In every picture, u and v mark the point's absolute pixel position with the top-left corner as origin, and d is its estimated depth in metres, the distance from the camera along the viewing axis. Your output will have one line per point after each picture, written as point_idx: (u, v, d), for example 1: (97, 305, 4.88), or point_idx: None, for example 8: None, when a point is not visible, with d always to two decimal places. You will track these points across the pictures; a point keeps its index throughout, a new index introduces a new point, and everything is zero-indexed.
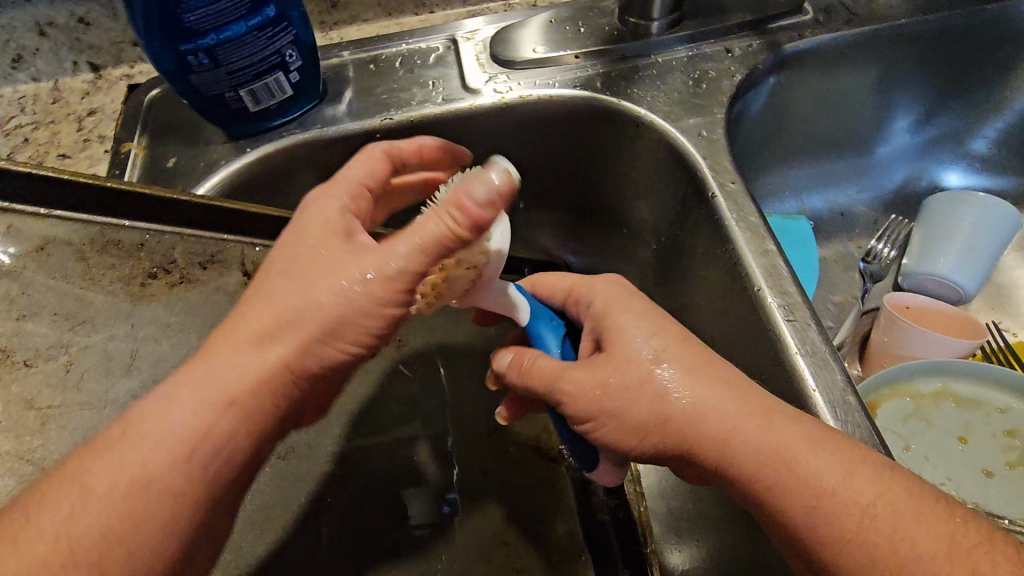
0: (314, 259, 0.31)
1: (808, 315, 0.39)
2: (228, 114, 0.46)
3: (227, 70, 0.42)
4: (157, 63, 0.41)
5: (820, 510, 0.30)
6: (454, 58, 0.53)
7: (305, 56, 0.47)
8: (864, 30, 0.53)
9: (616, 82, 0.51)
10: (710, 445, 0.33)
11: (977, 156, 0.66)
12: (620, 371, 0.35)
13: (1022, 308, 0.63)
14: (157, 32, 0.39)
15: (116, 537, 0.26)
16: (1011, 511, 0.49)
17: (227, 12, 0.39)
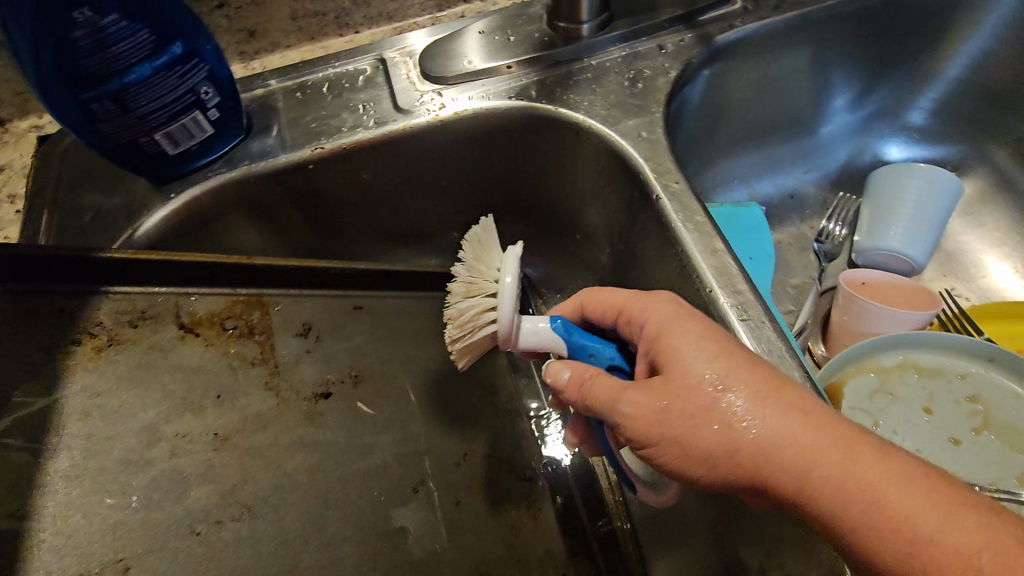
0: None
1: (761, 313, 0.38)
2: (149, 161, 0.43)
3: (137, 115, 0.39)
4: (57, 115, 0.37)
5: (918, 557, 0.28)
6: (384, 79, 0.52)
7: (223, 91, 0.44)
8: (791, 15, 0.53)
9: (551, 89, 0.50)
10: (785, 478, 0.31)
11: (914, 127, 0.66)
12: (682, 398, 0.34)
13: (972, 273, 0.64)
14: (53, 81, 0.36)
15: None
16: (979, 476, 0.50)
17: (127, 53, 0.37)
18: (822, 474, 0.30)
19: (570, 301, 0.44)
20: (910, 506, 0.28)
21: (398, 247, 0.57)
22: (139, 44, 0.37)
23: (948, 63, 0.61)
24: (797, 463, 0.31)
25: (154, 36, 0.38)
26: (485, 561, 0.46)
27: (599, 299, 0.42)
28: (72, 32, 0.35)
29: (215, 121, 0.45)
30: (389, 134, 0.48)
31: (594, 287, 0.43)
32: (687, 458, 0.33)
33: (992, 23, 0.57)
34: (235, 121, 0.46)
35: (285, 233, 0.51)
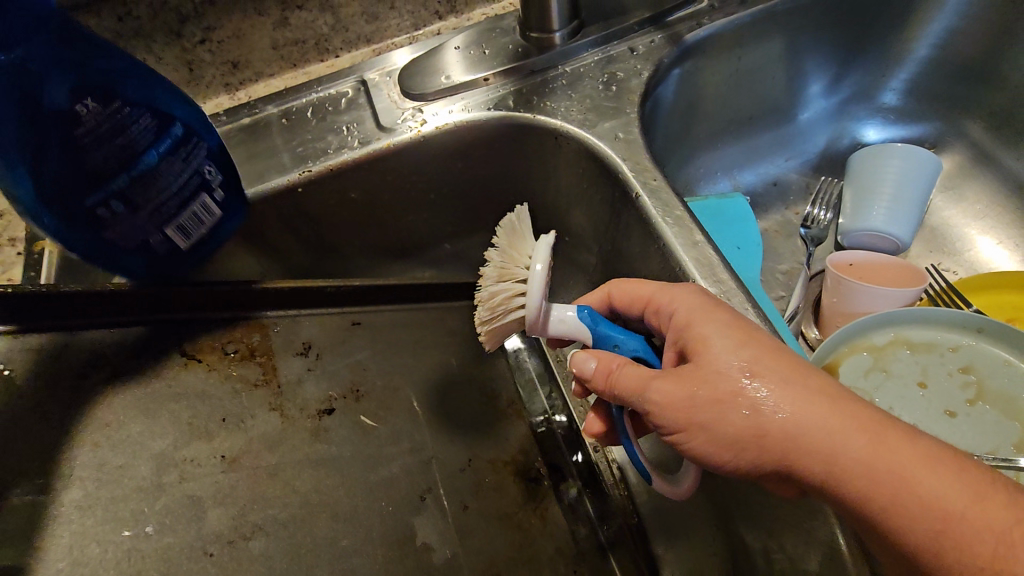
0: None
1: (743, 299, 0.40)
2: (160, 256, 0.41)
3: (146, 210, 0.38)
4: (63, 228, 0.36)
5: (949, 533, 0.30)
6: (365, 100, 0.53)
7: (222, 168, 0.43)
8: (757, 10, 0.54)
9: (528, 98, 0.51)
10: (815, 460, 0.32)
11: (889, 108, 0.67)
12: (711, 385, 0.35)
13: (957, 247, 0.65)
14: (63, 189, 0.34)
15: None
16: (975, 446, 0.51)
17: (133, 144, 0.36)
18: (852, 458, 0.32)
19: (595, 292, 0.45)
20: (939, 486, 0.30)
21: (392, 262, 0.58)
22: (144, 133, 0.36)
23: (917, 44, 0.62)
24: (828, 445, 0.32)
25: (156, 122, 0.37)
26: (496, 564, 0.46)
27: (624, 289, 0.43)
28: (75, 130, 0.34)
29: (222, 202, 0.44)
30: (374, 153, 0.50)
31: (622, 278, 0.44)
32: (717, 441, 0.34)
33: (954, 2, 0.58)
34: (239, 199, 0.46)
35: (281, 256, 0.53)
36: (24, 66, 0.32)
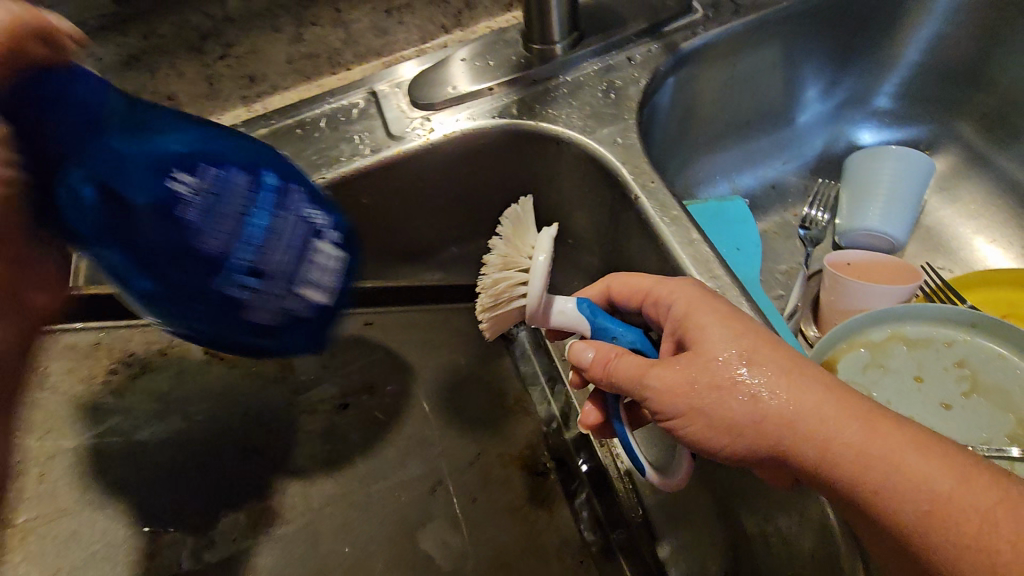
0: None
1: (738, 293, 0.42)
2: (313, 325, 0.37)
3: (278, 277, 0.34)
4: (215, 321, 0.34)
5: (937, 514, 0.31)
6: (376, 110, 0.55)
7: (329, 208, 0.37)
8: (749, 19, 0.56)
9: (531, 107, 0.54)
10: (809, 445, 0.34)
11: (884, 111, 0.69)
12: (707, 373, 0.36)
13: (953, 246, 0.67)
14: (189, 283, 0.33)
15: None
16: (968, 437, 0.52)
17: (234, 213, 0.32)
18: (843, 442, 0.33)
19: (594, 286, 0.47)
20: (926, 469, 0.32)
21: (401, 266, 0.61)
22: (241, 196, 0.32)
23: (908, 49, 0.64)
24: (821, 431, 0.34)
25: (249, 179, 0.33)
26: (502, 555, 0.49)
27: (623, 281, 0.45)
28: (178, 213, 0.31)
29: (342, 243, 0.37)
30: (385, 160, 0.52)
31: (621, 272, 0.46)
32: (713, 428, 0.36)
33: (942, 9, 0.60)
34: (353, 240, 0.39)
35: None
36: (103, 157, 0.31)
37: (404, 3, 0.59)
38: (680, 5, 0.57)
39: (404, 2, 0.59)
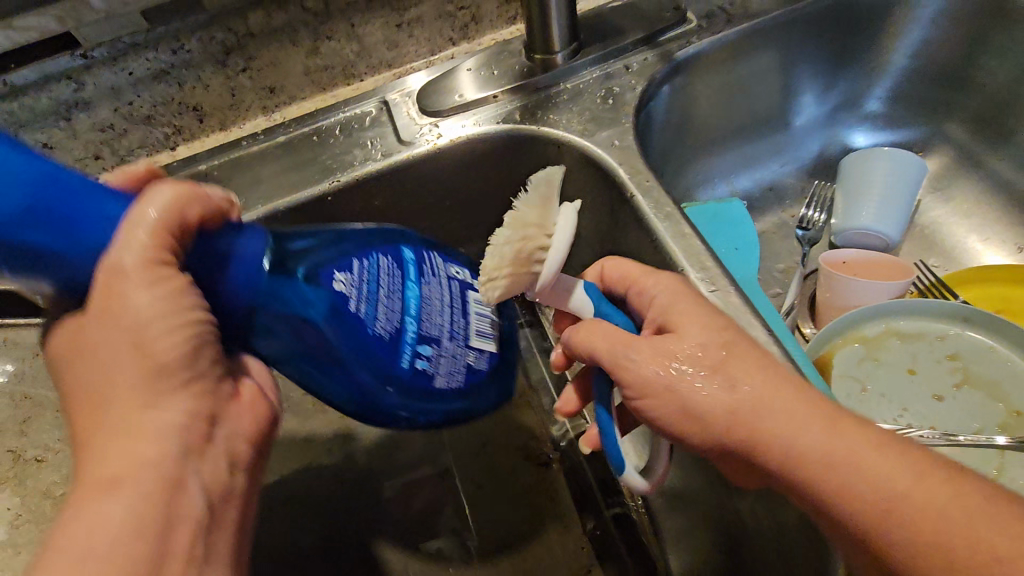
0: (96, 352, 0.33)
1: (727, 283, 0.44)
2: (482, 378, 0.44)
3: (446, 337, 0.41)
4: (406, 394, 0.40)
5: (891, 516, 0.32)
6: (387, 117, 0.58)
7: (465, 266, 0.47)
8: (740, 29, 0.59)
9: (533, 113, 0.57)
10: (777, 441, 0.35)
11: (876, 115, 0.71)
12: (684, 358, 0.38)
13: (945, 245, 0.69)
14: (377, 377, 0.39)
15: (145, 504, 0.31)
16: (959, 428, 0.54)
17: (393, 291, 0.40)
18: (811, 441, 0.34)
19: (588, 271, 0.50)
20: (887, 474, 0.33)
21: None
22: (392, 279, 0.40)
23: (896, 54, 0.66)
24: (790, 429, 0.35)
25: (389, 258, 0.41)
26: (505, 538, 0.54)
27: (618, 265, 0.47)
28: (345, 306, 0.37)
29: (485, 292, 0.46)
30: (396, 164, 0.55)
31: (616, 256, 0.48)
32: (686, 409, 0.37)
33: (926, 15, 0.62)
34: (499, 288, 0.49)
35: None
36: (274, 291, 0.35)
37: (414, 18, 0.63)
38: (674, 16, 0.60)
39: (415, 17, 0.63)
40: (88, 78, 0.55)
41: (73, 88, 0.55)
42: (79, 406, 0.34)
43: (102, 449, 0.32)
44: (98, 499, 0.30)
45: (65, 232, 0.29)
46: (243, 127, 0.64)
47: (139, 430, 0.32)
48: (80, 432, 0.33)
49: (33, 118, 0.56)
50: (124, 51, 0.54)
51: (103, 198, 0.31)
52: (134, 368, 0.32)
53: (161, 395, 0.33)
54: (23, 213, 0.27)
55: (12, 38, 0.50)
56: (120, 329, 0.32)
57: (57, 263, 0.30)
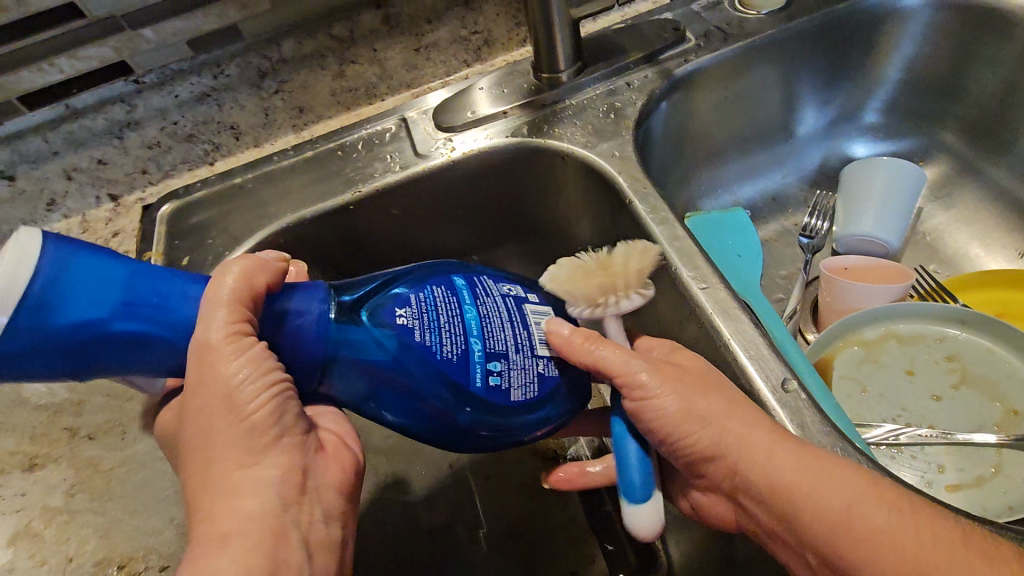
0: (201, 425, 0.34)
1: (716, 279, 0.47)
2: (555, 382, 0.44)
3: (512, 349, 0.41)
4: (490, 408, 0.40)
5: (850, 523, 0.34)
6: (406, 133, 0.63)
7: (516, 281, 0.46)
8: (736, 47, 0.63)
9: (540, 127, 0.61)
10: (752, 453, 0.38)
11: (873, 126, 0.74)
12: (684, 382, 0.42)
13: (946, 251, 0.70)
14: (452, 399, 0.39)
15: (257, 556, 0.31)
16: (956, 427, 0.55)
17: (452, 315, 0.40)
18: (783, 453, 0.37)
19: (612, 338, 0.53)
20: (849, 489, 0.35)
21: None
22: (449, 306, 0.40)
23: (888, 68, 0.69)
24: (766, 442, 0.38)
25: (443, 288, 0.41)
26: (514, 526, 0.57)
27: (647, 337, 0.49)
28: (410, 338, 0.38)
29: (543, 301, 0.46)
30: (413, 175, 0.60)
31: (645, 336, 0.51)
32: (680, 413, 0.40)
33: (914, 31, 0.65)
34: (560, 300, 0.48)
35: (333, 265, 0.62)
36: (343, 337, 0.37)
37: (431, 43, 0.68)
38: (673, 36, 0.64)
39: (430, 42, 0.68)
40: (139, 100, 0.63)
41: (124, 110, 0.63)
42: (188, 483, 0.35)
43: (208, 510, 0.33)
44: (213, 556, 0.31)
45: (158, 319, 0.33)
46: (275, 143, 0.65)
47: (248, 488, 0.33)
48: (191, 500, 0.34)
49: (91, 138, 0.63)
50: (172, 76, 0.64)
51: (181, 283, 0.34)
52: (229, 431, 0.34)
53: (256, 451, 0.34)
54: (122, 308, 0.31)
55: (75, 67, 0.58)
56: (214, 398, 0.34)
57: (160, 348, 0.33)
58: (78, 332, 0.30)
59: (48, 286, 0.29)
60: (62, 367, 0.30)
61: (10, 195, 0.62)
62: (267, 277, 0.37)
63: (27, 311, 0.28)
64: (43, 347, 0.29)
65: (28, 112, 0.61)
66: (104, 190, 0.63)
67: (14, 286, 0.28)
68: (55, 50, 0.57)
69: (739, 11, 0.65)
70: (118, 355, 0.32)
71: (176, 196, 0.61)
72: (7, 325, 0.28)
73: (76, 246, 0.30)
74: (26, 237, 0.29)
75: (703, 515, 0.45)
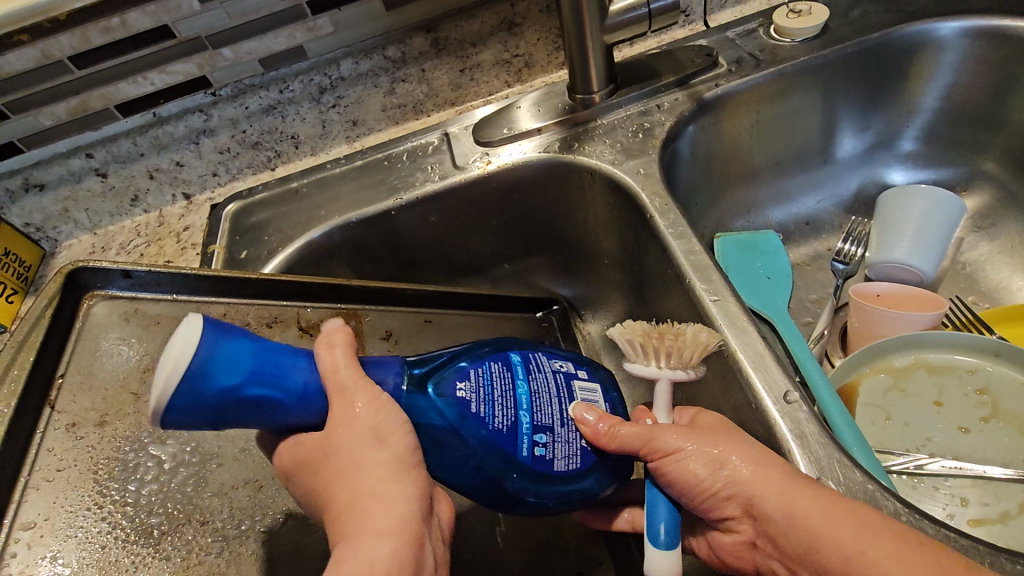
0: (343, 446, 0.36)
1: (726, 288, 0.50)
2: (596, 458, 0.43)
3: (559, 424, 0.41)
4: (538, 478, 0.40)
5: (855, 562, 0.35)
6: (447, 146, 0.68)
7: (568, 356, 0.46)
8: (766, 74, 0.65)
9: (571, 144, 0.64)
10: (767, 496, 0.39)
11: (911, 154, 0.73)
12: (703, 440, 0.41)
13: (985, 283, 0.69)
14: (502, 470, 0.39)
15: (407, 555, 0.33)
16: (988, 462, 0.53)
17: (505, 388, 0.41)
18: (793, 497, 0.38)
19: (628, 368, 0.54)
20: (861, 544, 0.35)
21: (458, 277, 0.71)
22: (504, 380, 0.41)
23: (926, 96, 0.69)
24: (780, 487, 0.38)
25: (500, 363, 0.42)
26: (524, 520, 0.55)
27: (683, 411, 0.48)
28: (468, 408, 0.39)
29: (590, 375, 0.46)
30: (451, 186, 0.64)
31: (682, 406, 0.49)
32: (704, 459, 0.40)
33: (950, 60, 0.66)
34: (597, 367, 0.48)
35: (374, 266, 0.67)
36: (412, 405, 0.39)
37: (475, 64, 0.73)
38: (705, 61, 0.66)
39: (475, 63, 0.73)
40: (215, 110, 0.71)
41: (203, 119, 0.71)
42: (329, 506, 0.36)
43: (357, 519, 0.34)
44: (366, 549, 0.32)
45: (280, 387, 0.36)
46: (329, 154, 0.71)
47: (392, 494, 0.35)
48: (336, 518, 0.35)
49: (173, 142, 0.71)
50: (245, 90, 0.71)
51: (294, 357, 0.37)
52: (374, 454, 0.36)
53: (398, 472, 0.36)
54: (253, 376, 0.34)
55: (165, 80, 0.67)
56: (363, 428, 0.36)
57: (281, 412, 0.36)
58: (221, 398, 0.33)
59: (203, 359, 0.32)
60: (203, 424, 0.34)
61: (102, 190, 0.70)
62: (350, 342, 0.38)
63: (188, 379, 0.32)
64: (198, 408, 0.33)
65: (121, 119, 0.69)
66: (179, 190, 0.71)
67: (181, 359, 0.32)
68: (148, 66, 0.65)
69: (773, 38, 0.67)
70: (248, 416, 0.35)
71: (240, 197, 0.68)
72: (172, 391, 0.32)
73: (226, 327, 0.34)
74: (192, 319, 0.33)
75: (721, 557, 0.44)
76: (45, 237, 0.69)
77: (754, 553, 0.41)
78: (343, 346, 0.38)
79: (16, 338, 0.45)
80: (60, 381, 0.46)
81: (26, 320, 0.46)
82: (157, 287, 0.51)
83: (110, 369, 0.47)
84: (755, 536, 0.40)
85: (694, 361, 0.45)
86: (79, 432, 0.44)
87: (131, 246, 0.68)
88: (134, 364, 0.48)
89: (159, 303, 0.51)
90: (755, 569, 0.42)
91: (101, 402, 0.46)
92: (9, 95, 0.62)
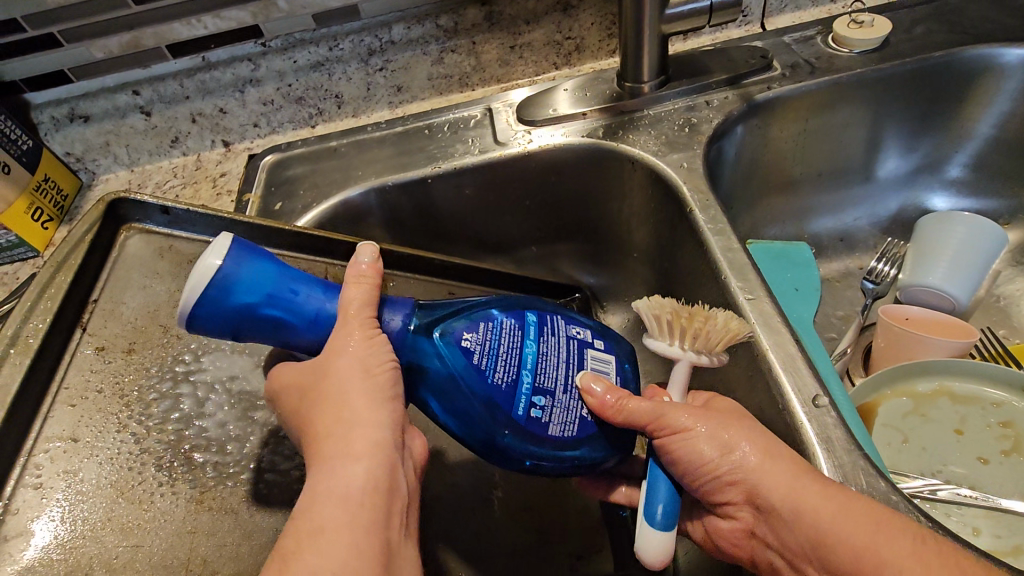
0: (326, 371, 0.36)
1: (760, 287, 0.50)
2: (597, 429, 0.43)
3: (562, 391, 0.41)
4: (528, 437, 0.40)
5: (870, 555, 0.35)
6: (489, 121, 0.67)
7: (587, 324, 0.45)
8: (824, 80, 0.64)
9: (614, 131, 0.64)
10: (772, 488, 0.38)
11: (957, 181, 0.72)
12: (712, 425, 0.41)
13: (1018, 319, 0.68)
14: (496, 424, 0.39)
15: (382, 474, 0.34)
16: (1005, 493, 0.53)
17: (512, 343, 0.40)
18: (801, 489, 0.38)
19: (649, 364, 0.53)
20: (872, 538, 0.35)
21: (485, 254, 0.71)
22: (513, 339, 0.40)
23: (980, 123, 0.68)
24: (788, 477, 0.38)
25: (513, 320, 0.41)
26: (529, 498, 0.55)
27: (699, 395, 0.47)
28: (472, 357, 0.39)
29: (605, 348, 0.44)
30: (490, 161, 0.64)
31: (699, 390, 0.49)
32: (714, 442, 0.40)
33: (1012, 88, 0.65)
34: (624, 347, 0.46)
35: (404, 233, 0.67)
36: (416, 346, 0.39)
37: (525, 42, 0.73)
38: (759, 63, 0.66)
39: (526, 42, 0.73)
40: (263, 61, 0.70)
41: (250, 68, 0.71)
42: (307, 428, 0.37)
43: (335, 441, 0.35)
44: (342, 470, 0.33)
45: (293, 312, 0.37)
46: (370, 116, 0.73)
47: (368, 421, 0.35)
48: (312, 440, 0.36)
49: (218, 88, 0.71)
50: (295, 44, 0.70)
51: (313, 285, 0.38)
52: (355, 385, 0.36)
53: (377, 401, 0.36)
54: (269, 297, 0.35)
55: (219, 26, 0.67)
56: (347, 358, 0.36)
57: (295, 334, 0.37)
58: (238, 314, 0.35)
59: (224, 275, 0.34)
60: (223, 334, 0.36)
61: (144, 128, 0.71)
62: (377, 274, 0.39)
63: (209, 292, 0.34)
64: (218, 319, 0.35)
65: (171, 59, 0.69)
66: (219, 136, 0.73)
67: (204, 272, 0.34)
68: (203, 9, 0.65)
69: (831, 47, 0.66)
70: (265, 336, 0.37)
71: (279, 150, 0.68)
72: (196, 300, 0.34)
73: (254, 250, 0.36)
74: (223, 239, 0.35)
75: (715, 544, 0.44)
76: (83, 168, 0.71)
77: (752, 543, 0.41)
78: (362, 283, 0.38)
79: (54, 260, 0.45)
80: (93, 305, 0.46)
81: (65, 243, 0.46)
82: (194, 227, 0.51)
83: (140, 300, 0.47)
84: (755, 525, 0.40)
85: (717, 351, 0.45)
86: (106, 357, 0.45)
87: (167, 186, 0.70)
88: (165, 297, 0.48)
89: (193, 243, 0.51)
90: (749, 558, 0.42)
91: (130, 331, 0.46)
92: (64, 24, 0.63)
